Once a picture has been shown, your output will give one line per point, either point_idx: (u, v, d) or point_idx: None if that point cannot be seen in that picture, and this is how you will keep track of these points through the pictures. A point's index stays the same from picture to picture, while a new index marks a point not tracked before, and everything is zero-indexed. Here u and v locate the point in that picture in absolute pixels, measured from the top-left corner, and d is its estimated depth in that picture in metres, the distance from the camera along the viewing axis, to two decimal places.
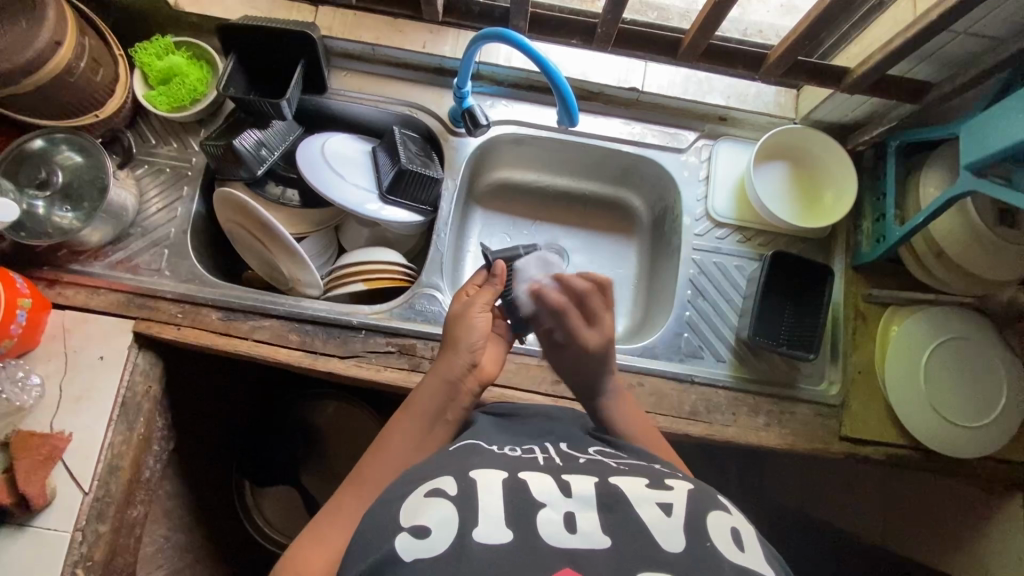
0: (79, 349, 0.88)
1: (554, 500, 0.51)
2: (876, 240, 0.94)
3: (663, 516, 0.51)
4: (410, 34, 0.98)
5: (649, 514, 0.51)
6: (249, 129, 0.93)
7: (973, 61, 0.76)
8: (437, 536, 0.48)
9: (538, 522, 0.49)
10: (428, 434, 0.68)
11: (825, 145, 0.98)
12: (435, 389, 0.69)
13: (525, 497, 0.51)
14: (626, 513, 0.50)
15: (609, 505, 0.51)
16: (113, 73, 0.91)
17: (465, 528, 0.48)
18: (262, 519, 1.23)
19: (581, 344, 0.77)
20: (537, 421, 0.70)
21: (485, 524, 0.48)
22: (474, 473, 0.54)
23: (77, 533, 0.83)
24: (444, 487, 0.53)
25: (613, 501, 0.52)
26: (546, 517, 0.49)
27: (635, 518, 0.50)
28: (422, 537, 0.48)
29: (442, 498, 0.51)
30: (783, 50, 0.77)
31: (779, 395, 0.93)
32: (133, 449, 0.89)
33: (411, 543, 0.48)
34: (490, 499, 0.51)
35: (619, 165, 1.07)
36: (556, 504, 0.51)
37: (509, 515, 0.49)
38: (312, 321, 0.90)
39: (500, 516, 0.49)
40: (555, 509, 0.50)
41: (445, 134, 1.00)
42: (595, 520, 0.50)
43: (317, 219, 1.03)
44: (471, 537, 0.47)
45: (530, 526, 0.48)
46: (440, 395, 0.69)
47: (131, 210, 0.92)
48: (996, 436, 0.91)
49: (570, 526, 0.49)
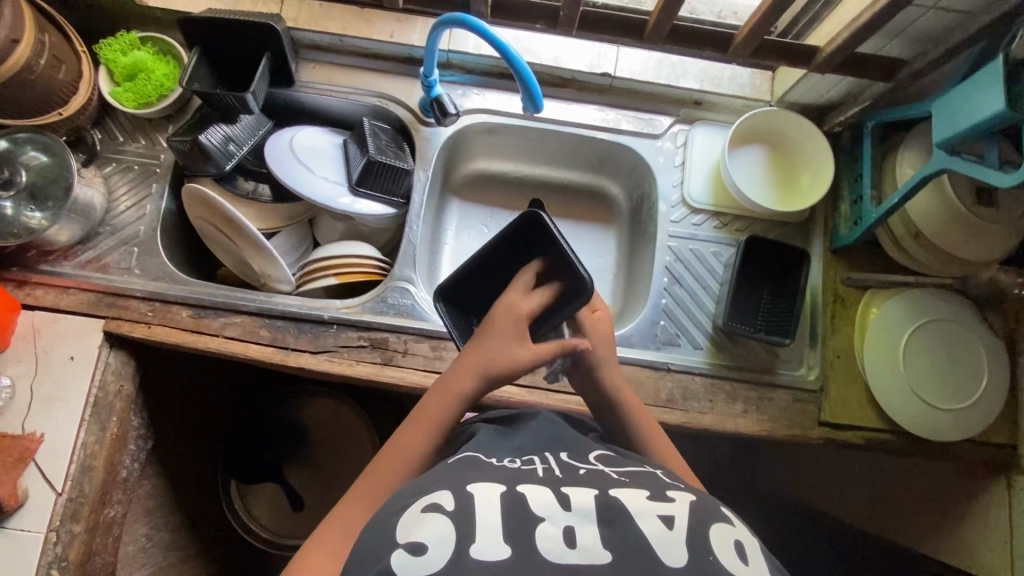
0: (50, 349, 0.87)
1: (554, 513, 0.50)
2: (853, 222, 0.93)
3: (664, 530, 0.50)
4: (377, 24, 0.97)
5: (650, 527, 0.50)
6: (215, 124, 0.92)
7: (943, 37, 0.75)
8: (434, 553, 0.47)
9: (536, 538, 0.48)
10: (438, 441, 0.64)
11: (802, 126, 0.96)
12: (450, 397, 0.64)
13: (524, 512, 0.50)
14: (626, 527, 0.50)
15: (609, 518, 0.51)
16: (76, 70, 0.89)
17: (463, 542, 0.47)
18: (249, 514, 1.23)
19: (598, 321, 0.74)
20: (538, 425, 0.68)
21: (483, 538, 0.48)
22: (471, 486, 0.53)
23: (51, 533, 0.82)
24: (442, 501, 0.51)
25: (612, 515, 0.51)
26: (543, 532, 0.49)
27: (636, 532, 0.49)
28: (419, 553, 0.47)
29: (439, 513, 0.50)
30: (749, 31, 0.75)
31: (757, 380, 0.92)
32: (107, 448, 0.89)
33: (406, 560, 0.47)
34: (489, 511, 0.50)
35: (595, 152, 1.06)
36: (555, 518, 0.50)
37: (506, 531, 0.48)
38: (282, 316, 0.90)
39: (497, 532, 0.48)
40: (553, 523, 0.50)
41: (416, 124, 0.99)
42: (595, 534, 0.49)
43: (289, 214, 1.01)
44: (469, 556, 0.46)
45: (527, 542, 0.48)
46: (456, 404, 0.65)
47: (99, 209, 0.91)
48: (978, 419, 0.90)
49: (569, 542, 0.48)
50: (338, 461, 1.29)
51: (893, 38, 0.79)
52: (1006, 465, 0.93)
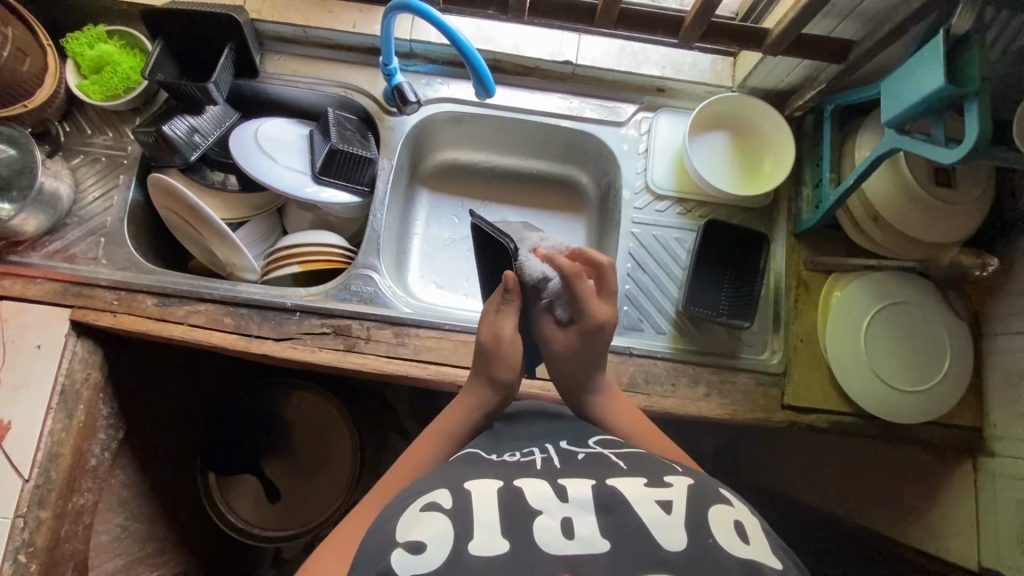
0: (17, 338, 0.88)
1: (551, 507, 0.51)
2: (815, 207, 0.93)
3: (662, 515, 0.51)
4: (340, 14, 0.98)
5: (649, 513, 0.51)
6: (180, 115, 0.93)
7: (890, 16, 0.75)
8: (432, 551, 0.47)
9: (535, 530, 0.49)
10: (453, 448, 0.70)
11: (763, 112, 0.96)
12: (469, 406, 0.72)
13: (522, 505, 0.51)
14: (625, 515, 0.50)
15: (608, 506, 0.51)
16: (41, 63, 0.91)
17: (461, 541, 0.48)
18: (226, 504, 1.24)
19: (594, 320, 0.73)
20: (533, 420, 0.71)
21: (479, 535, 0.48)
22: (469, 483, 0.54)
23: (18, 519, 0.84)
24: (439, 500, 0.52)
25: (610, 502, 0.52)
26: (541, 525, 0.49)
27: (635, 520, 0.50)
28: (418, 552, 0.47)
29: (437, 512, 0.50)
30: (696, 12, 0.76)
31: (720, 364, 0.92)
32: (75, 437, 0.90)
33: (406, 559, 0.47)
34: (486, 509, 0.50)
35: (561, 141, 1.06)
36: (553, 510, 0.51)
37: (504, 526, 0.49)
38: (246, 304, 0.91)
39: (496, 527, 0.49)
40: (551, 515, 0.50)
41: (380, 114, 0.99)
42: (593, 523, 0.50)
43: (256, 203, 1.02)
44: (466, 551, 0.47)
45: (526, 535, 0.48)
46: (472, 417, 0.72)
47: (66, 199, 0.92)
48: (942, 400, 0.89)
49: (567, 533, 0.49)
50: (315, 451, 1.28)
51: (844, 19, 0.80)
52: (974, 447, 0.92)
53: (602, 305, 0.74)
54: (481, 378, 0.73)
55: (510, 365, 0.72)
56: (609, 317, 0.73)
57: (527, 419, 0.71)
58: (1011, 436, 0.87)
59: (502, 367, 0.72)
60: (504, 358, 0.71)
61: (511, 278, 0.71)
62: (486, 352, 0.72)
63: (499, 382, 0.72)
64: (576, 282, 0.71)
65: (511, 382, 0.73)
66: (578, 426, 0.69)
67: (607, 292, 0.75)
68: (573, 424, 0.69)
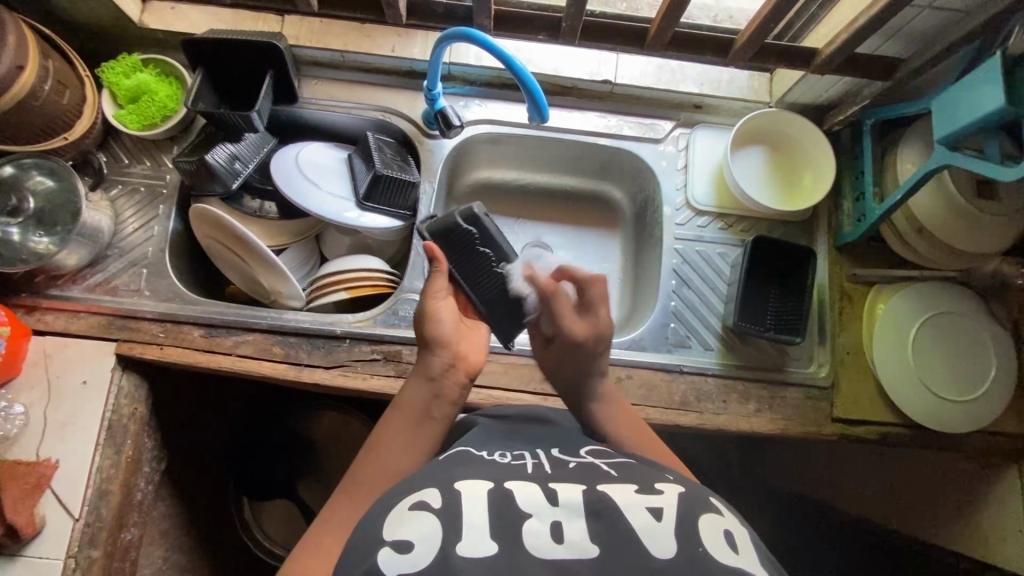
0: (62, 375, 0.87)
1: (541, 510, 0.49)
2: (857, 220, 0.94)
3: (652, 522, 0.49)
4: (378, 39, 0.98)
5: (638, 520, 0.49)
6: (221, 143, 0.92)
7: (940, 35, 0.76)
8: (420, 551, 0.46)
9: (523, 534, 0.47)
10: (418, 435, 0.65)
11: (801, 127, 0.97)
12: (419, 387, 0.68)
13: (511, 508, 0.49)
14: (615, 521, 0.48)
15: (597, 511, 0.49)
16: (81, 94, 0.90)
17: (448, 543, 0.46)
18: (262, 532, 1.22)
19: (565, 335, 0.75)
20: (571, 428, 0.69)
21: (469, 537, 0.46)
22: (459, 484, 0.52)
23: (70, 559, 0.81)
24: (429, 499, 0.50)
25: (600, 508, 0.50)
26: (531, 528, 0.48)
27: (624, 525, 0.48)
28: (406, 551, 0.46)
29: (426, 512, 0.49)
30: (748, 37, 0.78)
31: (769, 379, 0.93)
32: (123, 471, 0.88)
33: (392, 557, 0.46)
34: (475, 510, 0.49)
35: (598, 158, 1.06)
36: (542, 514, 0.49)
37: (493, 527, 0.47)
38: (294, 332, 0.90)
39: (484, 528, 0.47)
40: (541, 518, 0.48)
41: (420, 137, 0.99)
42: (582, 528, 0.48)
43: (296, 230, 1.01)
44: (454, 552, 0.45)
45: (515, 537, 0.47)
46: (426, 392, 0.67)
47: (107, 232, 0.91)
48: (989, 408, 0.90)
49: (557, 536, 0.47)
50: None
51: (890, 37, 0.81)
52: (1015, 454, 0.93)
53: (579, 323, 0.76)
54: (422, 350, 0.70)
55: (433, 322, 0.71)
56: (585, 336, 0.75)
57: (545, 429, 0.68)
58: None
59: (427, 324, 0.71)
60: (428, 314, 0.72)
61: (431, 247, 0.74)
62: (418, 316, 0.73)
63: (433, 340, 0.70)
64: (550, 299, 0.77)
65: (448, 340, 0.70)
66: (567, 435, 0.67)
67: (588, 311, 0.77)
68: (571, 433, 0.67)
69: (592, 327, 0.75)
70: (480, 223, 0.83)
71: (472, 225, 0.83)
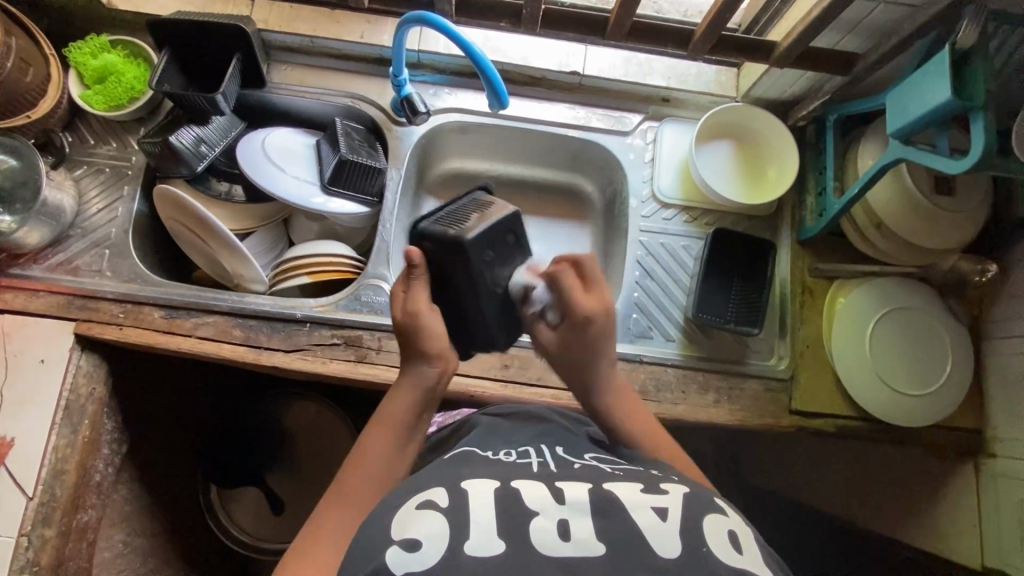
0: (19, 353, 0.86)
1: (547, 507, 0.48)
2: (818, 214, 0.95)
3: (658, 522, 0.47)
4: (347, 25, 0.98)
5: (644, 520, 0.47)
6: (187, 126, 0.92)
7: (895, 30, 0.77)
8: (427, 549, 0.44)
9: (531, 532, 0.46)
10: (406, 442, 0.65)
11: (766, 121, 0.98)
12: (408, 395, 0.66)
13: (518, 506, 0.48)
14: (621, 520, 0.47)
15: (603, 511, 0.48)
16: (45, 73, 0.89)
17: (457, 538, 0.45)
18: (229, 518, 1.21)
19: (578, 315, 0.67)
20: (531, 422, 0.70)
21: (476, 535, 0.45)
22: (465, 483, 0.51)
23: (23, 538, 0.81)
24: (435, 498, 0.49)
25: (606, 506, 0.48)
26: (537, 526, 0.46)
27: (630, 524, 0.46)
28: (414, 550, 0.44)
29: (434, 510, 0.47)
30: (706, 26, 0.79)
31: (727, 370, 0.93)
32: (79, 451, 0.87)
33: (402, 555, 0.44)
34: (481, 507, 0.47)
35: (567, 150, 1.07)
36: (549, 512, 0.47)
37: (500, 524, 0.46)
38: (254, 315, 0.90)
39: (491, 527, 0.46)
40: (548, 517, 0.47)
41: (388, 124, 1.00)
42: (589, 527, 0.46)
43: (262, 214, 1.02)
44: (463, 552, 0.44)
45: (523, 536, 0.45)
46: (417, 400, 0.66)
47: (69, 211, 0.91)
48: (945, 401, 0.91)
49: (563, 534, 0.46)
50: (317, 461, 1.25)
51: (849, 32, 0.82)
52: (975, 449, 0.94)
53: (589, 299, 0.68)
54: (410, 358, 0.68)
55: (433, 337, 0.66)
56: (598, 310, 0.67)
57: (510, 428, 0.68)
58: (1014, 437, 0.88)
59: (427, 337, 0.66)
60: (425, 329, 0.66)
61: (414, 252, 0.66)
62: (406, 328, 0.67)
63: (431, 355, 0.67)
64: (562, 282, 0.67)
65: (447, 354, 0.68)
66: (566, 435, 0.67)
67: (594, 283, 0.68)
68: (558, 433, 0.67)
69: (602, 300, 0.68)
70: (473, 248, 0.65)
71: (461, 253, 0.65)
